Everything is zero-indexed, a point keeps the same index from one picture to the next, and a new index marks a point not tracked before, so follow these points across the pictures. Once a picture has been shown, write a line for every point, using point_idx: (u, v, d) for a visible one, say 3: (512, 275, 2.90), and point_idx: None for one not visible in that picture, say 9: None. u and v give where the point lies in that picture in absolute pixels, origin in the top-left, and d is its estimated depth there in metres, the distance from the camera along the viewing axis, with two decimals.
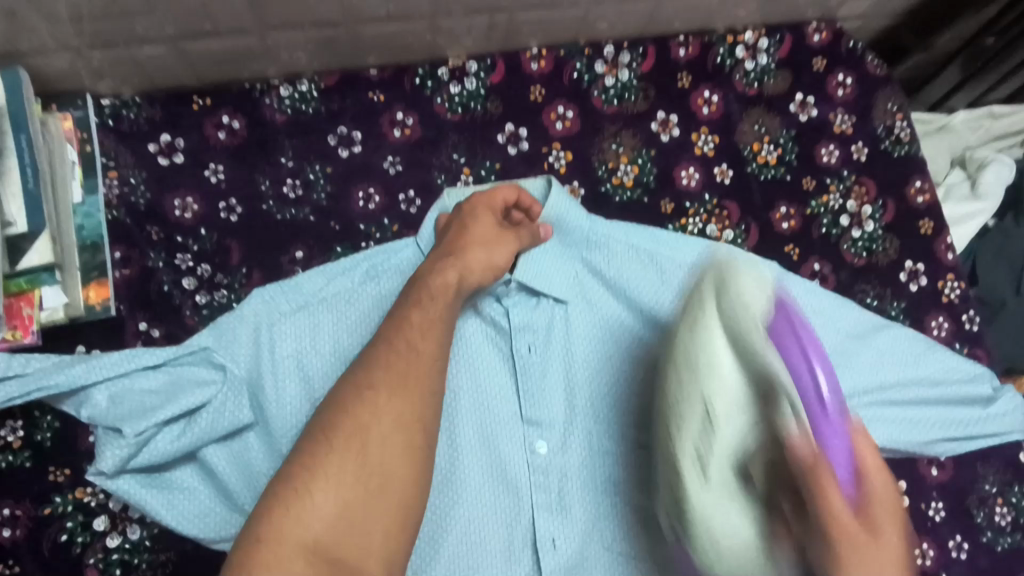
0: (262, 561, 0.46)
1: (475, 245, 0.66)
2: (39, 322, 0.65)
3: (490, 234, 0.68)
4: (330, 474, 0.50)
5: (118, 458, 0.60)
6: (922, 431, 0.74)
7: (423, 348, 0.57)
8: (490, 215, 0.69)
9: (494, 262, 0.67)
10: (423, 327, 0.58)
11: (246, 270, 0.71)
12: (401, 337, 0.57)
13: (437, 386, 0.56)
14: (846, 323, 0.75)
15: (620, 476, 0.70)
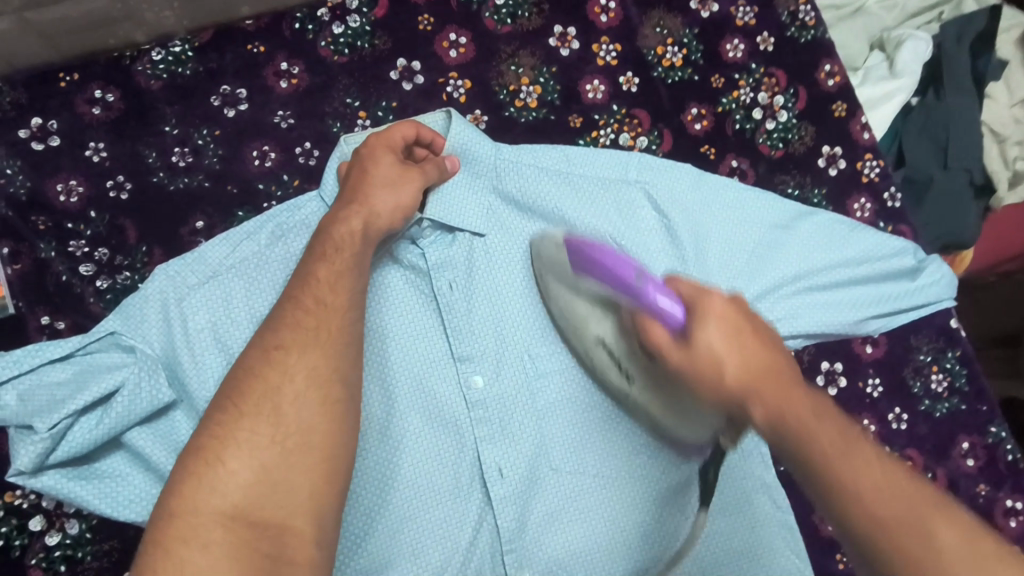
0: (175, 533, 0.44)
1: (376, 183, 0.62)
2: None
3: (393, 173, 0.64)
4: (241, 439, 0.48)
5: (36, 454, 0.58)
6: (851, 310, 0.74)
7: (335, 303, 0.55)
8: (389, 154, 0.64)
9: (402, 203, 0.63)
10: (330, 279, 0.56)
11: (147, 248, 0.68)
12: (307, 290, 0.55)
13: (352, 337, 0.54)
14: (768, 215, 0.75)
15: (559, 400, 0.70)
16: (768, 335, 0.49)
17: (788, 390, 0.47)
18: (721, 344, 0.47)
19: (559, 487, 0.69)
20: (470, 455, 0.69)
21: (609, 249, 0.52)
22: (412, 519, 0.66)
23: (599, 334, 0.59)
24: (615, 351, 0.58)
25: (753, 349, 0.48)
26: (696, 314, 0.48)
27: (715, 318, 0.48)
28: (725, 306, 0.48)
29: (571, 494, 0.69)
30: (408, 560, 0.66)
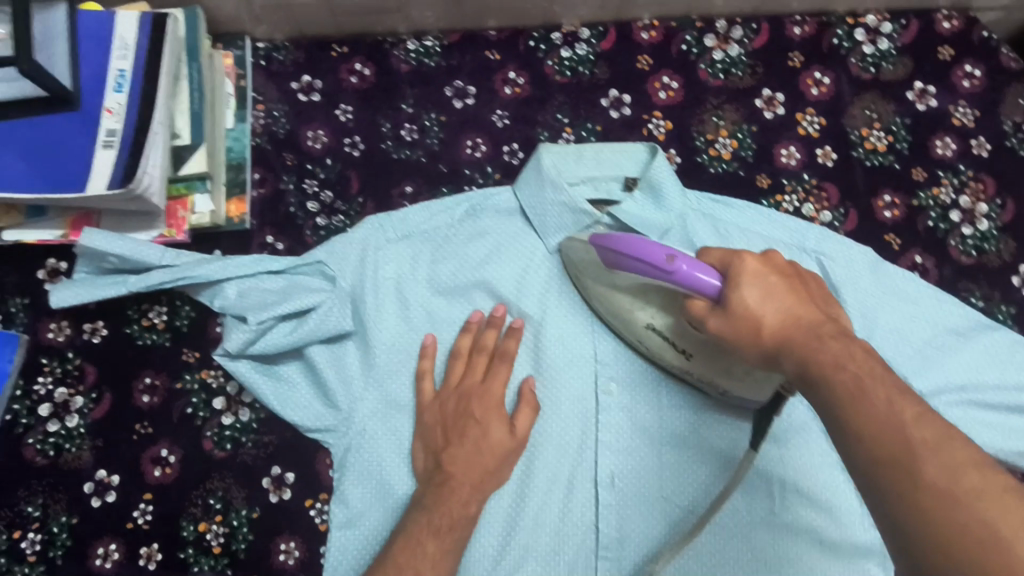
0: None
1: None
2: (190, 224, 0.75)
3: None
4: None
5: (242, 340, 0.69)
6: (1017, 439, 0.70)
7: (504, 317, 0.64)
8: None
9: None
10: None
11: (362, 201, 0.79)
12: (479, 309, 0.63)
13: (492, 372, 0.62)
14: (945, 318, 0.73)
15: (685, 432, 0.72)
16: (805, 298, 0.55)
17: (814, 340, 0.50)
18: (755, 298, 0.55)
19: (665, 512, 0.70)
20: (588, 456, 0.72)
21: (644, 244, 0.62)
22: (519, 491, 0.71)
23: (648, 319, 0.67)
24: (681, 344, 0.66)
25: (789, 298, 0.54)
26: (733, 278, 0.56)
27: (748, 276, 0.56)
28: (756, 264, 0.56)
29: (675, 521, 0.70)
30: (505, 529, 0.70)
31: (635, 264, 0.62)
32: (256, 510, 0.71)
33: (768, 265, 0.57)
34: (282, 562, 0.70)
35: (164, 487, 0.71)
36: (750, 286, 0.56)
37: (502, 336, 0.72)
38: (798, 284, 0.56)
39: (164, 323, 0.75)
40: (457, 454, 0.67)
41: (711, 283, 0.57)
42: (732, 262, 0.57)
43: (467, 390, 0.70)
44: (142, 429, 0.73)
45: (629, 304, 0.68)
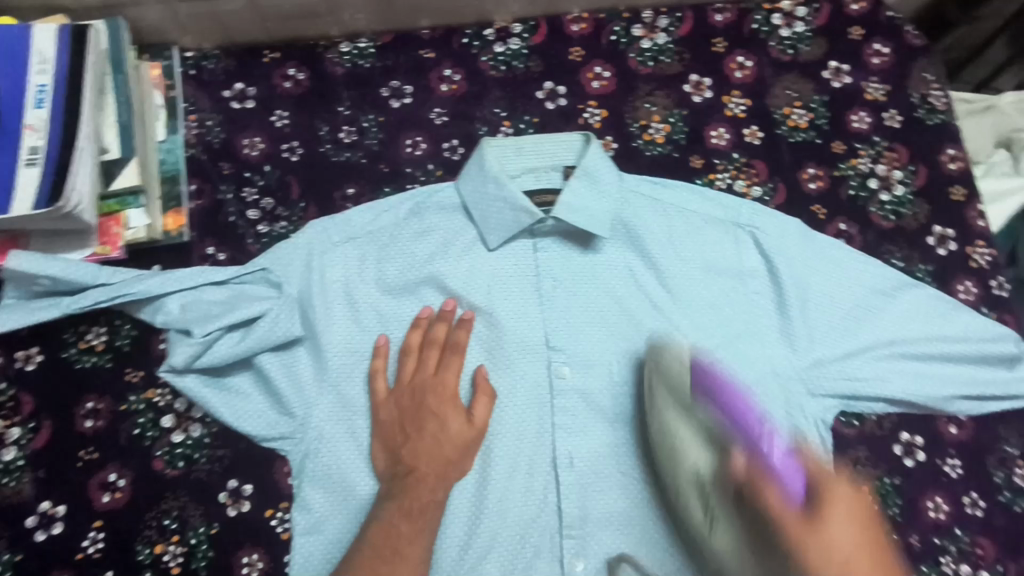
0: None
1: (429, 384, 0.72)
2: (125, 240, 0.72)
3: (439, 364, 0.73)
4: None
5: (187, 354, 0.68)
6: (938, 385, 0.74)
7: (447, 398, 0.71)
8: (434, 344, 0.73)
9: (444, 370, 0.72)
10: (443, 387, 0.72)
11: (304, 205, 0.78)
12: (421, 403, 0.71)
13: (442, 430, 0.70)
14: (873, 280, 0.78)
15: (638, 410, 0.75)
16: (870, 516, 0.58)
17: (866, 535, 0.57)
18: (845, 534, 0.57)
19: (624, 487, 0.73)
20: (547, 439, 0.73)
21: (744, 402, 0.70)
22: (482, 481, 0.71)
23: (695, 466, 0.69)
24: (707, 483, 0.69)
25: (863, 527, 0.58)
26: (822, 503, 0.59)
27: (838, 494, 0.59)
28: (851, 494, 0.60)
29: (641, 501, 0.72)
30: (469, 518, 0.71)
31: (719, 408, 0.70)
32: (215, 526, 0.69)
33: (859, 504, 0.59)
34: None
35: (112, 513, 0.69)
36: (837, 486, 0.60)
37: (452, 328, 0.74)
38: (877, 519, 0.58)
39: (103, 344, 0.73)
40: (418, 447, 0.69)
41: (800, 486, 0.61)
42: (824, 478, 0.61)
43: (420, 384, 0.72)
44: (87, 455, 0.70)
45: (686, 439, 0.70)
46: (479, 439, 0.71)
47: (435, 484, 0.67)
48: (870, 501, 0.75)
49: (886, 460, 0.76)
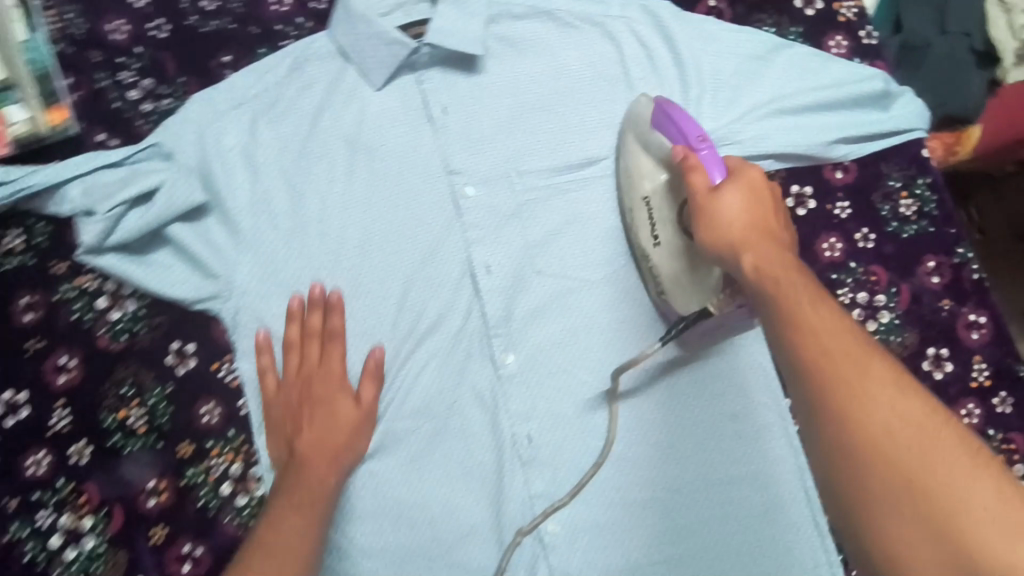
0: None
1: (314, 372, 0.74)
2: (11, 138, 0.71)
3: (314, 343, 0.74)
4: None
5: (96, 231, 0.69)
6: (816, 133, 0.78)
7: (329, 367, 0.74)
8: (304, 325, 0.74)
9: (325, 362, 0.74)
10: (318, 364, 0.74)
11: (184, 80, 0.77)
12: (304, 377, 0.73)
13: (336, 407, 0.73)
14: (746, 47, 0.81)
15: (545, 214, 0.78)
16: (780, 208, 0.62)
17: (809, 302, 0.53)
18: (733, 201, 0.61)
19: (542, 284, 0.77)
20: (463, 254, 0.77)
21: (682, 111, 0.69)
22: (406, 307, 0.76)
23: (660, 237, 0.71)
24: (648, 188, 0.72)
25: (761, 211, 0.61)
26: (729, 176, 0.63)
27: (744, 181, 0.63)
28: (758, 174, 0.63)
29: (560, 305, 0.77)
30: (404, 341, 0.75)
31: (671, 127, 0.69)
32: (169, 386, 0.73)
33: (759, 184, 0.63)
34: (206, 423, 0.73)
35: (73, 389, 0.72)
36: (729, 190, 0.62)
37: (326, 314, 0.74)
38: (771, 215, 0.61)
39: (21, 245, 0.73)
40: (308, 436, 0.72)
41: (719, 176, 0.64)
42: (736, 171, 0.64)
43: (307, 375, 0.73)
44: (33, 345, 0.72)
45: (638, 162, 0.74)
46: (371, 421, 0.74)
47: (325, 472, 0.70)
48: None
49: None
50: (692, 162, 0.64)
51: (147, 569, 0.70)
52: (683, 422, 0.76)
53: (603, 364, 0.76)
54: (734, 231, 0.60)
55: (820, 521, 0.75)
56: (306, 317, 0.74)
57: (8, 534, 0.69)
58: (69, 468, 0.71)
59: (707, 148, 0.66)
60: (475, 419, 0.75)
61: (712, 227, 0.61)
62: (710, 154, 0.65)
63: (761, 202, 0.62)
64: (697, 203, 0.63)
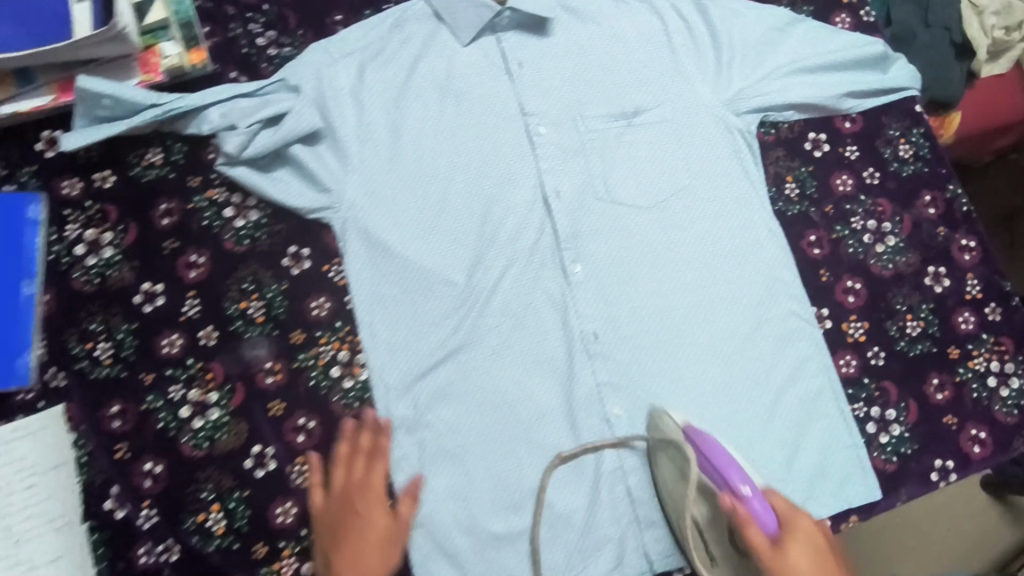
0: None
1: (364, 497, 0.77)
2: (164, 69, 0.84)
3: (354, 472, 0.78)
4: None
5: (238, 143, 0.82)
6: (829, 89, 0.94)
7: (374, 483, 0.78)
8: (347, 466, 0.78)
9: (373, 482, 0.78)
10: (364, 469, 0.78)
11: (302, 33, 0.92)
12: (356, 505, 0.77)
13: (379, 509, 0.77)
14: (770, 20, 0.97)
15: (606, 151, 0.92)
16: (825, 551, 0.74)
17: None
18: (799, 560, 0.72)
19: (603, 208, 0.90)
20: (536, 181, 0.90)
21: (711, 441, 0.78)
22: (490, 222, 0.88)
23: (695, 514, 0.80)
24: (701, 522, 0.80)
25: (827, 568, 0.73)
26: (786, 532, 0.74)
27: (801, 534, 0.74)
28: (809, 526, 0.75)
29: (620, 225, 0.90)
30: (487, 250, 0.87)
31: (706, 462, 0.78)
32: (284, 283, 0.84)
33: (814, 533, 0.75)
34: (316, 315, 0.84)
35: (202, 283, 0.83)
36: (794, 553, 0.72)
37: (373, 436, 0.80)
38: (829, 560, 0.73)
39: (161, 160, 0.86)
40: (353, 549, 0.74)
41: (773, 528, 0.74)
42: (786, 520, 0.75)
43: (351, 488, 0.78)
44: (170, 245, 0.83)
45: (672, 485, 0.80)
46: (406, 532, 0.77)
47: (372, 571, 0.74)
48: (792, 185, 0.94)
49: (801, 155, 0.96)
50: (755, 529, 0.72)
51: (264, 438, 0.80)
52: (726, 326, 0.88)
53: (656, 276, 0.89)
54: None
55: (846, 412, 0.87)
56: (356, 459, 0.79)
57: (143, 404, 0.79)
58: (197, 350, 0.81)
59: (755, 500, 0.74)
60: (550, 318, 0.86)
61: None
62: (756, 504, 0.74)
63: (821, 553, 0.73)
64: (765, 562, 0.72)
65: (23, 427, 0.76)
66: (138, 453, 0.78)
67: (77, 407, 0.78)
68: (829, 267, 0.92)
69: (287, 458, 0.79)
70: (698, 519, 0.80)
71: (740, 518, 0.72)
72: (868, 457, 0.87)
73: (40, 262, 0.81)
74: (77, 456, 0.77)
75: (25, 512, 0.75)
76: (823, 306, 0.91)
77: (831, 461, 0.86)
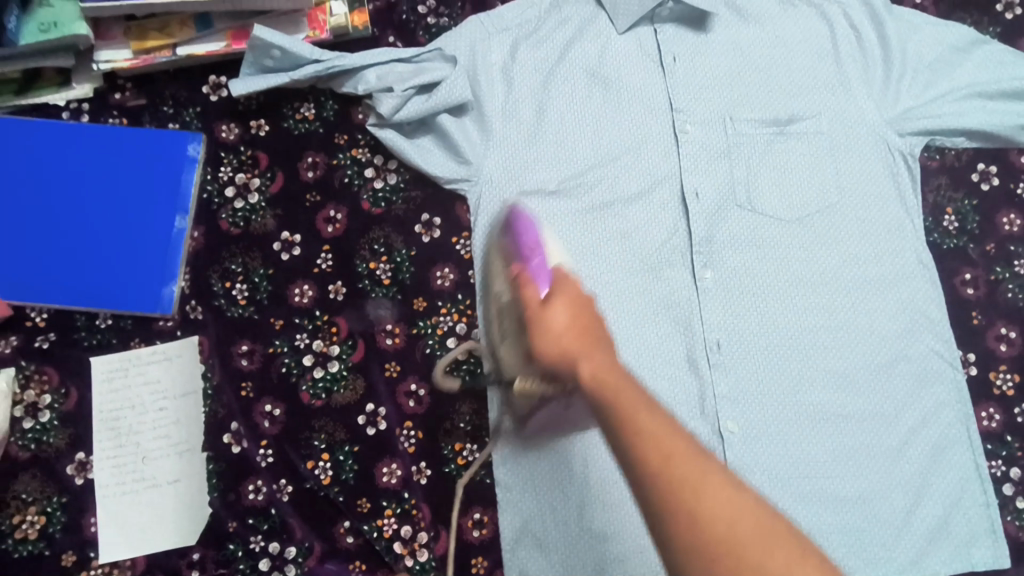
0: None
1: None
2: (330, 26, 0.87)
3: None
4: None
5: (391, 106, 0.84)
6: (1009, 118, 0.87)
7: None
8: None
9: None
10: None
11: (462, 5, 0.92)
12: None
13: None
14: (951, 37, 0.90)
15: (751, 156, 0.88)
16: (595, 314, 0.56)
17: (615, 396, 0.49)
18: (558, 313, 0.55)
19: (742, 216, 0.86)
20: (676, 179, 0.87)
21: (534, 232, 0.72)
22: (625, 214, 0.86)
23: (500, 291, 0.69)
24: (498, 305, 0.68)
25: (590, 312, 0.56)
26: (552, 288, 0.59)
27: (565, 285, 0.58)
28: (578, 289, 0.58)
29: (759, 234, 0.86)
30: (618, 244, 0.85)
31: (529, 242, 0.70)
32: (413, 250, 0.85)
33: (579, 291, 0.58)
34: (440, 285, 0.84)
35: (337, 239, 0.85)
36: (553, 309, 0.56)
37: None
38: (597, 321, 0.56)
39: (313, 115, 0.88)
40: None
41: (543, 286, 0.60)
42: (553, 274, 0.62)
43: None
44: (312, 198, 0.86)
45: (495, 270, 0.73)
46: None
47: None
48: (952, 217, 0.88)
49: (966, 187, 0.89)
50: (527, 281, 0.61)
51: (378, 398, 0.80)
52: (865, 357, 0.82)
53: (791, 293, 0.84)
54: (560, 334, 0.54)
55: (982, 468, 0.80)
56: None
57: (269, 347, 0.81)
58: (325, 303, 0.83)
59: (535, 261, 0.65)
60: (673, 321, 0.83)
61: (541, 339, 0.55)
62: (538, 269, 0.63)
63: (583, 311, 0.56)
64: (530, 315, 0.57)
65: (162, 351, 0.81)
66: (260, 393, 0.80)
67: (210, 341, 0.81)
68: (981, 310, 0.85)
69: (396, 421, 0.80)
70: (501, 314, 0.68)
71: (518, 275, 0.63)
72: (1001, 520, 0.80)
73: (193, 199, 0.85)
74: (204, 387, 0.80)
75: (156, 432, 0.79)
76: (970, 350, 0.84)
77: (956, 518, 0.79)
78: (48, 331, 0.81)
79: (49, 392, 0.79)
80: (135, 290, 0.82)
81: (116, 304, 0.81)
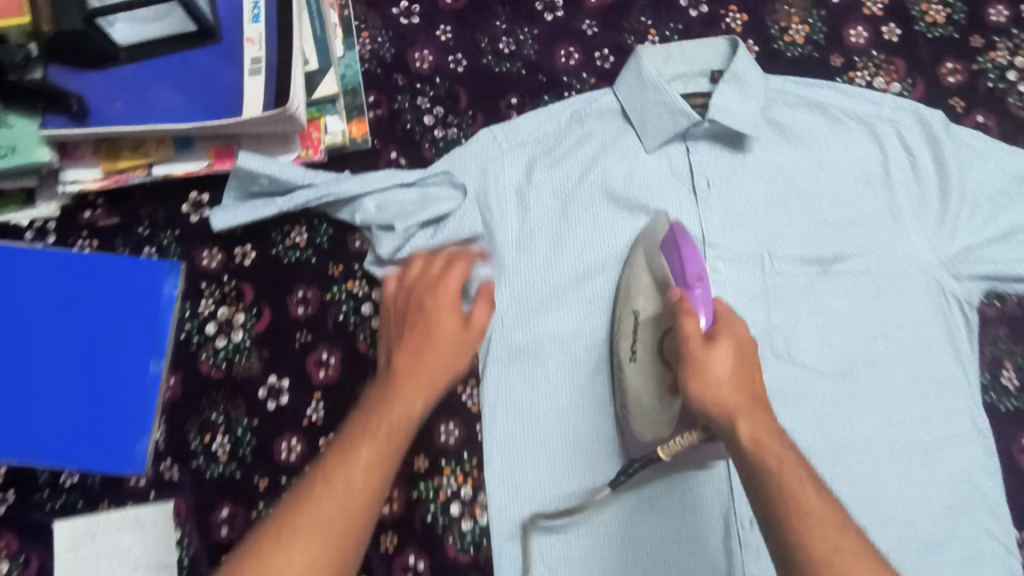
0: None
1: None
2: (324, 145, 0.78)
3: None
4: None
5: (392, 246, 0.75)
6: None
7: None
8: None
9: None
10: None
11: (472, 113, 0.83)
12: None
13: None
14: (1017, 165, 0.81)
15: (790, 298, 0.79)
16: (753, 368, 0.60)
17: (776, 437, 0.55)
18: (722, 358, 0.59)
19: (780, 368, 0.77)
20: None
21: (693, 246, 0.69)
22: None
23: (639, 307, 0.71)
24: (642, 318, 0.71)
25: (748, 375, 0.59)
26: (717, 335, 0.61)
27: (725, 334, 0.61)
28: (747, 340, 0.62)
29: (797, 390, 0.77)
30: None
31: (672, 255, 0.69)
32: None
33: (745, 347, 0.61)
34: (443, 442, 0.77)
35: (329, 385, 0.76)
36: (716, 352, 0.59)
37: None
38: (755, 373, 0.60)
39: (305, 242, 0.79)
40: None
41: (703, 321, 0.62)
42: (720, 317, 0.63)
43: None
44: (303, 337, 0.77)
45: (639, 286, 0.73)
46: None
47: None
48: (1011, 373, 0.81)
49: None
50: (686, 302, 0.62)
51: None
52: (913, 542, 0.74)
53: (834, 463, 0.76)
54: (723, 388, 0.57)
55: None
56: None
57: (253, 511, 0.73)
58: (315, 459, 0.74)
59: (700, 287, 0.65)
60: (704, 494, 0.75)
61: (703, 384, 0.58)
62: (698, 299, 0.63)
63: (747, 367, 0.60)
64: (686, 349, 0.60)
65: (133, 516, 0.73)
66: None
67: (188, 505, 0.73)
68: None
69: None
70: (652, 329, 0.70)
71: (680, 303, 0.62)
72: None
73: (170, 340, 0.76)
74: (180, 557, 0.72)
75: None
76: None
77: None
78: (6, 489, 0.73)
79: (7, 559, 0.72)
80: (103, 444, 0.73)
81: (81, 461, 0.72)
